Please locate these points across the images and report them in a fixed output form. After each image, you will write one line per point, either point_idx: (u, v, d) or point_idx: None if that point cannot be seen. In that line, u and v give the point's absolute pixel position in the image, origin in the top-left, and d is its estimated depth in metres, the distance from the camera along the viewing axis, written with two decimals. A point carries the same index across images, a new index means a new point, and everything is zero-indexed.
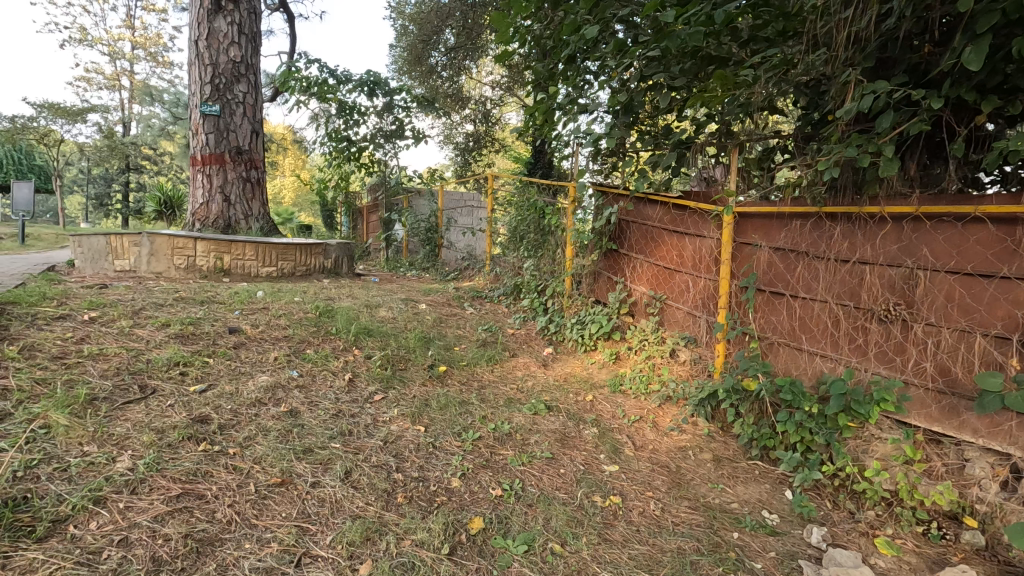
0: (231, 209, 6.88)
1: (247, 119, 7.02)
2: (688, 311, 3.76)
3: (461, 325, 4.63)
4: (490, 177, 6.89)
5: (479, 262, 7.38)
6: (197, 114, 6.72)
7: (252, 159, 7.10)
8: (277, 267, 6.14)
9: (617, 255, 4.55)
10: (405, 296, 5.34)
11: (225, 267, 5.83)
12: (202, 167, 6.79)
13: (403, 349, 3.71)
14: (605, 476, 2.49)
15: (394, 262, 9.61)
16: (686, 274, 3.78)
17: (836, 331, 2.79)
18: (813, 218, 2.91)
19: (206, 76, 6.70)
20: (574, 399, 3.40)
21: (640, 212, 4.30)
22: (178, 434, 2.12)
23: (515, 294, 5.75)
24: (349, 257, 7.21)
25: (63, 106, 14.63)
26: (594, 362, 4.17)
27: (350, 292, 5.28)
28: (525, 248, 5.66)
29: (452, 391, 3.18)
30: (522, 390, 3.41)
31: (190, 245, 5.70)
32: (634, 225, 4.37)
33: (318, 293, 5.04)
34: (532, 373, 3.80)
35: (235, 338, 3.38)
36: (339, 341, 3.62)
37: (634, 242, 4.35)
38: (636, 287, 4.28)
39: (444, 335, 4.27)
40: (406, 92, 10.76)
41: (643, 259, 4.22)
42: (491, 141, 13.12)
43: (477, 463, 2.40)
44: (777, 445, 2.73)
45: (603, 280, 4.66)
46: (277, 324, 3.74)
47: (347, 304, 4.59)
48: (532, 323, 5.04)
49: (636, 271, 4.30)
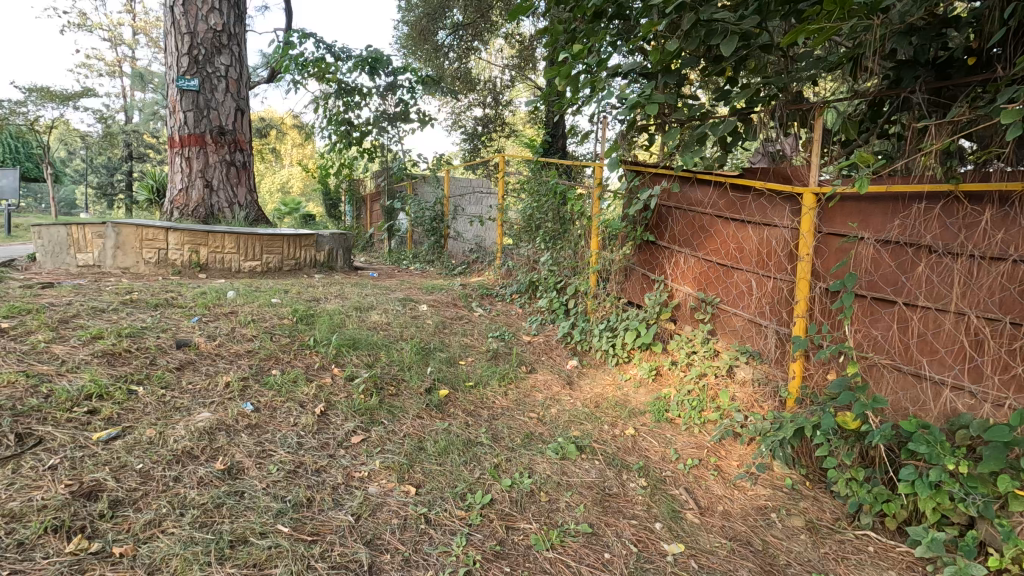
0: (213, 196, 6.20)
1: (230, 95, 6.30)
2: (751, 320, 3.02)
3: (467, 332, 3.89)
4: (501, 160, 6.12)
5: (489, 254, 6.62)
6: (174, 90, 6.01)
7: (237, 141, 6.39)
8: (261, 261, 5.44)
9: (654, 247, 3.80)
10: (403, 296, 4.62)
11: (202, 262, 5.15)
12: (180, 149, 6.09)
13: (395, 367, 3.00)
14: (669, 566, 1.76)
15: (398, 254, 8.93)
16: (749, 272, 3.03)
17: (978, 355, 2.04)
18: (943, 199, 2.14)
19: (183, 47, 5.96)
20: (611, 433, 2.66)
21: (685, 195, 3.50)
22: (38, 524, 1.42)
23: (530, 291, 5.01)
24: (346, 248, 6.47)
25: (52, 90, 13.92)
26: (629, 378, 3.44)
27: (341, 291, 4.56)
28: (541, 239, 4.91)
29: (454, 428, 2.47)
30: (545, 424, 2.68)
31: (161, 237, 5.02)
32: (677, 212, 3.57)
33: (302, 292, 4.33)
34: (555, 395, 3.08)
35: (182, 356, 2.67)
36: (315, 357, 2.91)
37: (678, 232, 3.56)
38: (678, 286, 3.53)
39: (447, 344, 3.55)
40: (411, 71, 10.00)
41: (690, 253, 3.44)
42: (501, 127, 12.33)
43: (487, 551, 1.68)
44: (901, 514, 1.99)
45: (637, 277, 3.92)
46: (240, 336, 3.03)
47: (332, 307, 3.87)
48: (551, 328, 4.30)
49: (679, 267, 3.55)
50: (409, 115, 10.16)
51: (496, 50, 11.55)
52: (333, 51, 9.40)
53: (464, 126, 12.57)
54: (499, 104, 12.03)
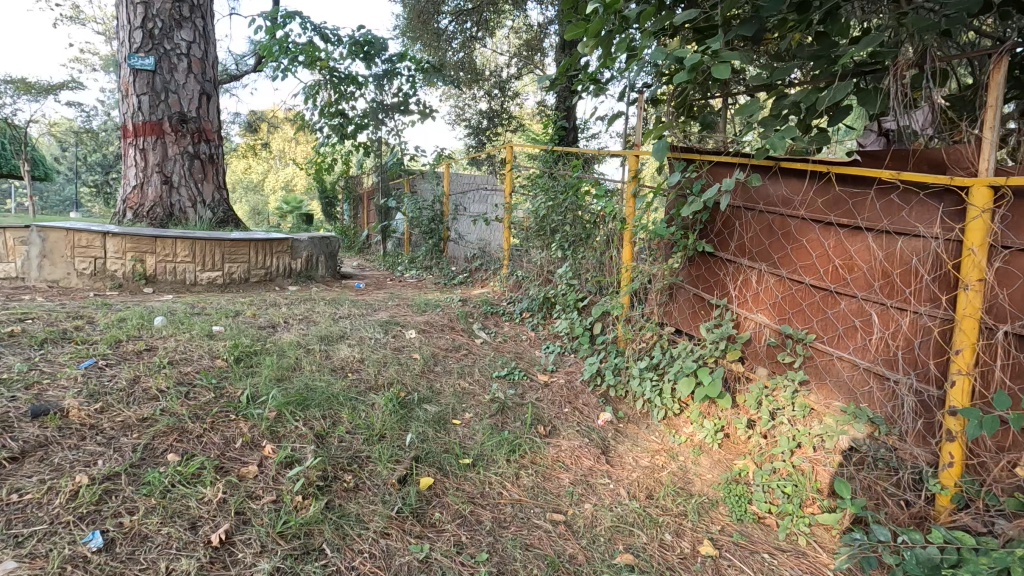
0: (174, 193, 5.32)
1: (193, 77, 5.39)
2: (870, 370, 2.10)
3: (465, 370, 2.99)
4: (508, 151, 5.22)
5: (494, 261, 5.71)
6: (126, 70, 5.15)
7: (202, 129, 5.49)
8: (223, 271, 4.54)
9: (710, 260, 2.87)
10: (387, 317, 3.72)
11: (147, 273, 4.28)
12: (134, 138, 5.23)
13: (359, 440, 2.09)
14: None
15: (392, 258, 8.03)
16: (867, 302, 2.11)
17: None
18: None
19: (136, 19, 5.10)
20: (676, 554, 1.77)
21: (759, 190, 2.56)
22: None
23: (544, 309, 4.10)
24: (330, 255, 5.54)
25: (29, 82, 13.09)
26: (685, 440, 2.53)
27: (308, 312, 3.66)
28: (559, 247, 4.00)
29: (437, 561, 1.57)
30: (578, 538, 1.78)
31: (97, 243, 4.18)
32: (747, 214, 2.62)
33: (257, 315, 3.43)
34: (586, 474, 2.18)
35: (31, 435, 1.78)
36: (240, 428, 2.01)
37: (748, 241, 2.62)
38: (749, 314, 2.62)
39: (436, 393, 2.65)
40: (409, 58, 9.09)
41: (768, 270, 2.52)
42: (508, 121, 11.35)
43: None
44: None
45: (687, 298, 3.00)
46: (139, 393, 2.13)
47: (289, 337, 2.97)
48: (573, 360, 3.39)
49: (750, 288, 2.63)
50: (407, 106, 9.26)
51: (502, 38, 10.59)
52: (323, 35, 8.49)
53: (467, 120, 11.65)
54: (506, 96, 11.06)
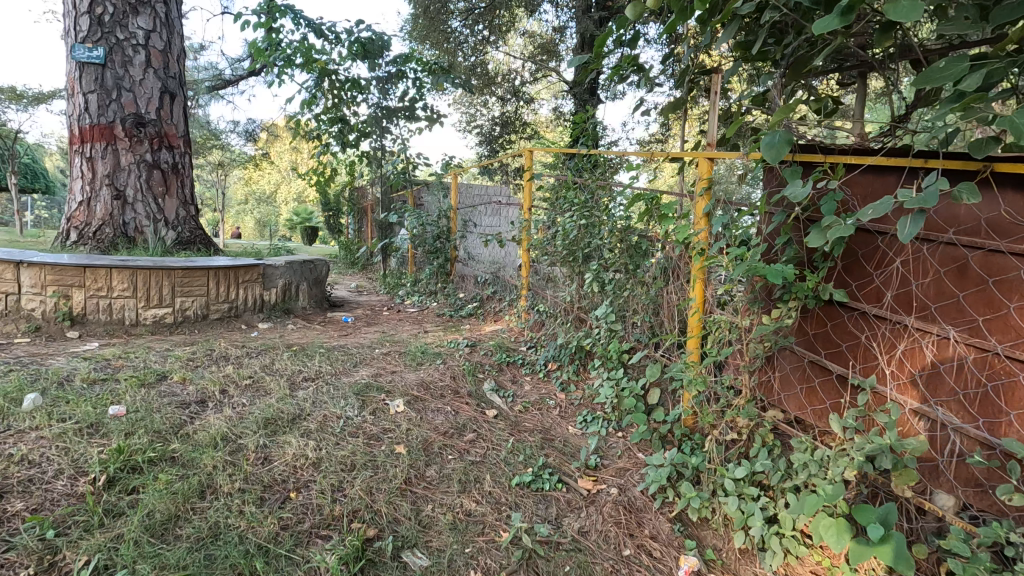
0: (128, 210, 4.47)
1: (153, 71, 4.53)
2: None
3: (468, 472, 2.03)
4: (527, 155, 4.25)
5: (509, 289, 4.75)
6: (71, 64, 4.31)
7: (163, 134, 4.63)
8: (172, 307, 3.64)
9: (840, 313, 1.88)
10: (365, 378, 2.77)
11: (74, 313, 3.41)
12: (80, 146, 4.38)
13: None
14: None
15: (393, 279, 7.11)
16: None
17: None
18: None
19: (82, 3, 4.26)
20: None
21: (944, 210, 1.58)
22: None
23: (576, 360, 3.14)
24: (314, 282, 4.64)
25: (20, 90, 12.47)
26: None
27: (261, 370, 2.72)
28: (595, 279, 3.04)
29: None
30: None
31: (10, 275, 3.33)
32: (918, 247, 1.64)
33: (186, 379, 2.51)
34: None
35: None
36: None
37: (920, 291, 1.64)
38: (923, 407, 1.63)
39: (421, 531, 1.69)
40: (413, 59, 8.20)
41: (962, 340, 1.54)
42: (522, 128, 10.40)
43: None
44: None
45: (801, 368, 2.01)
46: None
47: (211, 423, 2.04)
48: (624, 443, 2.43)
49: (925, 365, 1.64)
50: (411, 112, 8.38)
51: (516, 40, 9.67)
52: (317, 32, 7.65)
53: (479, 126, 10.72)
54: (520, 101, 10.11)
